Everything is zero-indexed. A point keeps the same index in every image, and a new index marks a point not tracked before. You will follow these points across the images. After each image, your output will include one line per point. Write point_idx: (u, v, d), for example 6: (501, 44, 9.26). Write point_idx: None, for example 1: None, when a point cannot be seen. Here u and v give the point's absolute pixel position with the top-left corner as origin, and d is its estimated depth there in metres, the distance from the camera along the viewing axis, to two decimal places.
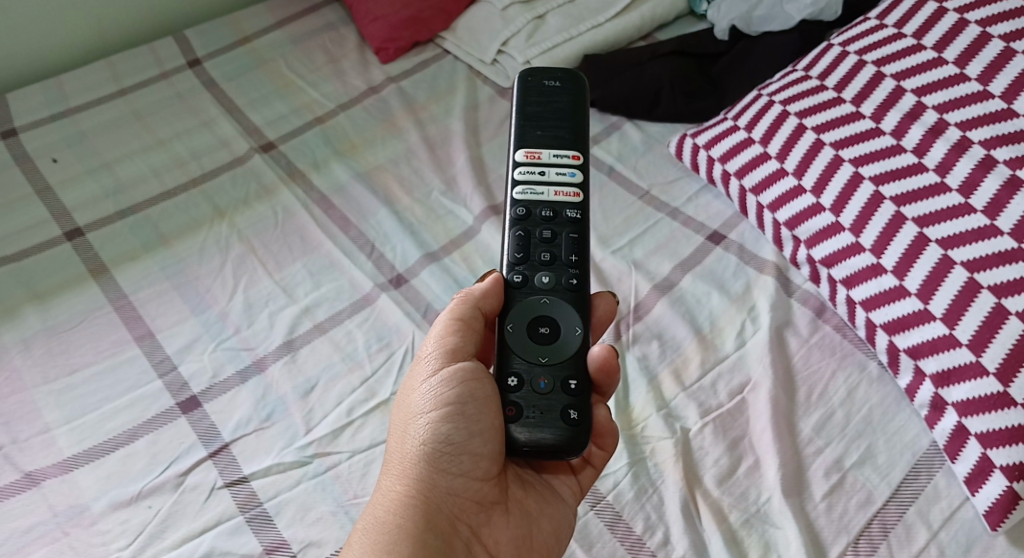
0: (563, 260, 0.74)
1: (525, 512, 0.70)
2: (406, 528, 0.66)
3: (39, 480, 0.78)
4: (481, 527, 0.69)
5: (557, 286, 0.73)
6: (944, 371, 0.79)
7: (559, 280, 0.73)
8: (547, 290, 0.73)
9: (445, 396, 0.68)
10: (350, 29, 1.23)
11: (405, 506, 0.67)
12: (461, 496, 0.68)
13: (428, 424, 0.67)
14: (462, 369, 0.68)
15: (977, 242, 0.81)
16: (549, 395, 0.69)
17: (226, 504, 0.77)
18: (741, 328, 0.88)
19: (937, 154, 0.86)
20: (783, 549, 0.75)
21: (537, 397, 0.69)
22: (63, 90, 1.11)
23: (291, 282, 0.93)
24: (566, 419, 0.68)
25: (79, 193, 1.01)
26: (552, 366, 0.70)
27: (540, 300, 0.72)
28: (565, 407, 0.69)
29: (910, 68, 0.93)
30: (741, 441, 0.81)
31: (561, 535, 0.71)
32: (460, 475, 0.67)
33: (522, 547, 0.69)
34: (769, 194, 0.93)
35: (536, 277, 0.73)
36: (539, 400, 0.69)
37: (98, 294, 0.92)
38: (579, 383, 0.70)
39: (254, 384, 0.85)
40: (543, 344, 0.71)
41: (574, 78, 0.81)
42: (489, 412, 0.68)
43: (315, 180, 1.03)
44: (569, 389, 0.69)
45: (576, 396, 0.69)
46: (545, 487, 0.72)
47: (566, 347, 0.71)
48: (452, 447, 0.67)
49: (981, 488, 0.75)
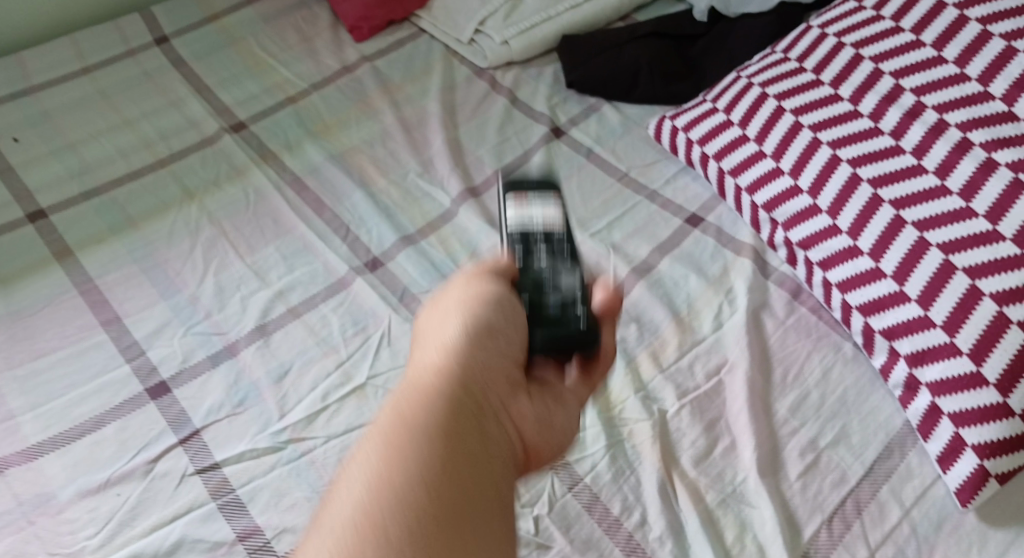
0: (557, 245, 0.73)
1: (545, 403, 0.68)
2: (443, 388, 0.62)
3: (3, 469, 0.76)
4: (510, 404, 0.65)
5: (557, 259, 0.72)
6: (918, 351, 0.79)
7: (558, 258, 0.72)
8: (547, 263, 0.71)
9: (484, 291, 0.68)
10: (324, 7, 1.21)
11: (442, 372, 0.64)
12: (495, 371, 0.65)
13: (464, 311, 0.66)
14: (499, 277, 0.70)
15: (953, 224, 0.81)
16: (562, 316, 0.68)
17: (197, 491, 0.76)
18: (718, 311, 0.87)
19: (913, 137, 0.86)
20: (758, 529, 0.74)
21: (548, 317, 0.68)
22: (26, 69, 1.08)
23: (263, 265, 0.91)
24: (579, 320, 0.68)
25: (42, 173, 0.98)
26: (559, 294, 0.69)
27: (543, 270, 0.71)
28: (578, 315, 0.68)
29: (888, 51, 0.92)
30: (717, 423, 0.80)
31: (567, 436, 0.69)
32: (497, 352, 0.66)
33: (543, 429, 0.67)
34: (747, 176, 0.93)
35: (536, 260, 0.72)
36: (559, 314, 0.68)
37: (64, 277, 0.89)
38: (586, 309, 0.69)
39: (226, 369, 0.83)
40: (542, 286, 0.70)
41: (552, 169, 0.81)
42: (523, 311, 0.68)
43: (287, 161, 1.01)
44: (579, 313, 0.69)
45: (586, 316, 0.69)
46: (560, 390, 0.71)
47: (571, 289, 0.70)
48: (490, 327, 0.66)
49: (953, 466, 0.75)
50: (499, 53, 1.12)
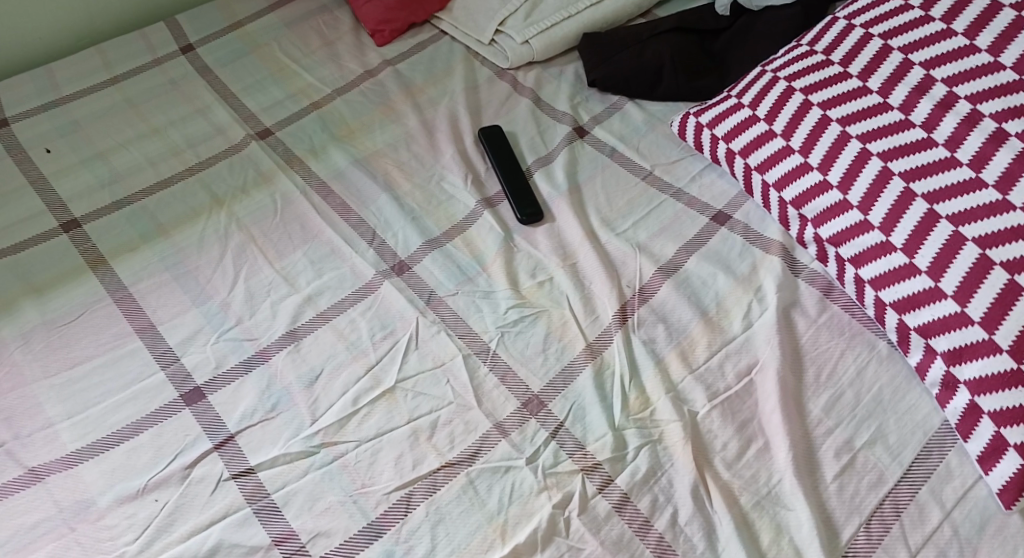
0: (521, 195, 0.97)
1: None
2: None
3: (43, 476, 0.78)
4: None
5: (527, 200, 0.97)
6: (955, 349, 0.78)
7: (526, 198, 0.97)
8: (524, 193, 0.97)
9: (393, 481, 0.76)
10: (344, 11, 1.21)
11: None
12: None
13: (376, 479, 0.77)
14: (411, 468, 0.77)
15: (989, 218, 0.80)
16: (521, 193, 0.97)
17: (232, 496, 0.76)
18: (748, 310, 0.87)
19: (946, 129, 0.85)
20: (795, 531, 0.74)
21: (521, 191, 0.98)
22: (55, 79, 1.10)
23: (292, 271, 0.92)
24: (522, 195, 0.97)
25: (74, 183, 1.00)
26: (525, 196, 0.97)
27: (525, 194, 0.97)
28: (521, 196, 0.97)
29: (917, 41, 0.92)
30: (750, 423, 0.80)
31: None
32: None
33: None
34: (775, 171, 0.92)
35: (523, 195, 0.97)
36: (521, 194, 0.97)
37: (98, 285, 0.91)
38: (528, 204, 0.96)
39: (258, 374, 0.84)
40: (521, 194, 0.97)
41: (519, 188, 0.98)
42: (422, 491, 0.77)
43: (313, 166, 1.02)
44: (525, 197, 0.97)
45: (521, 194, 0.97)
46: None
47: (527, 197, 0.97)
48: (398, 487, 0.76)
49: (995, 466, 0.75)
50: (520, 52, 1.12)
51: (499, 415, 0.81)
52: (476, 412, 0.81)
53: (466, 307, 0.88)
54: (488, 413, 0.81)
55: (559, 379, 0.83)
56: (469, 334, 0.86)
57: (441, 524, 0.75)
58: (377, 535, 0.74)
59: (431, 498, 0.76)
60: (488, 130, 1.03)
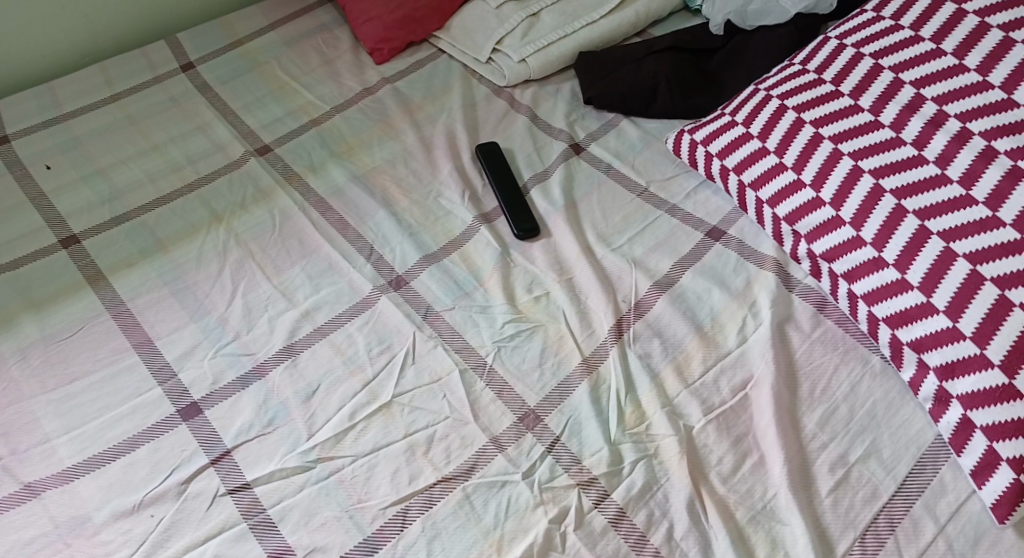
0: (516, 210, 0.98)
1: None
2: None
3: (39, 491, 0.78)
4: None
5: (522, 214, 0.97)
6: (948, 363, 0.79)
7: (521, 212, 0.98)
8: (519, 208, 0.98)
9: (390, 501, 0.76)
10: (344, 29, 1.23)
11: None
12: None
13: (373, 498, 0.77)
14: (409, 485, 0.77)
15: (980, 234, 0.81)
16: (516, 207, 0.98)
17: (229, 512, 0.76)
18: (743, 325, 0.87)
19: (937, 146, 0.86)
20: (790, 546, 0.74)
21: (516, 206, 0.98)
22: (56, 96, 1.11)
23: (290, 286, 0.92)
24: (517, 210, 0.98)
25: (73, 199, 1.00)
26: (520, 210, 0.98)
27: (520, 208, 0.98)
28: (515, 210, 0.98)
29: (908, 60, 0.93)
30: (745, 438, 0.80)
31: None
32: None
33: None
34: (769, 188, 0.93)
35: (518, 209, 0.98)
36: (517, 208, 0.98)
37: (96, 301, 0.91)
38: (523, 219, 0.97)
39: (255, 390, 0.84)
40: (517, 209, 0.98)
41: (514, 203, 0.99)
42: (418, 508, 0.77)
43: (312, 182, 1.03)
44: (520, 212, 0.98)
45: (516, 208, 0.98)
46: None
47: (522, 212, 0.98)
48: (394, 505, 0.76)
49: (988, 481, 0.75)
50: (517, 70, 1.13)
51: (496, 429, 0.81)
52: (472, 426, 0.82)
53: (463, 321, 0.89)
54: (484, 427, 0.81)
55: (555, 393, 0.83)
56: (465, 349, 0.87)
57: (437, 539, 0.75)
58: (373, 550, 0.74)
59: (427, 513, 0.76)
60: (485, 147, 1.04)
